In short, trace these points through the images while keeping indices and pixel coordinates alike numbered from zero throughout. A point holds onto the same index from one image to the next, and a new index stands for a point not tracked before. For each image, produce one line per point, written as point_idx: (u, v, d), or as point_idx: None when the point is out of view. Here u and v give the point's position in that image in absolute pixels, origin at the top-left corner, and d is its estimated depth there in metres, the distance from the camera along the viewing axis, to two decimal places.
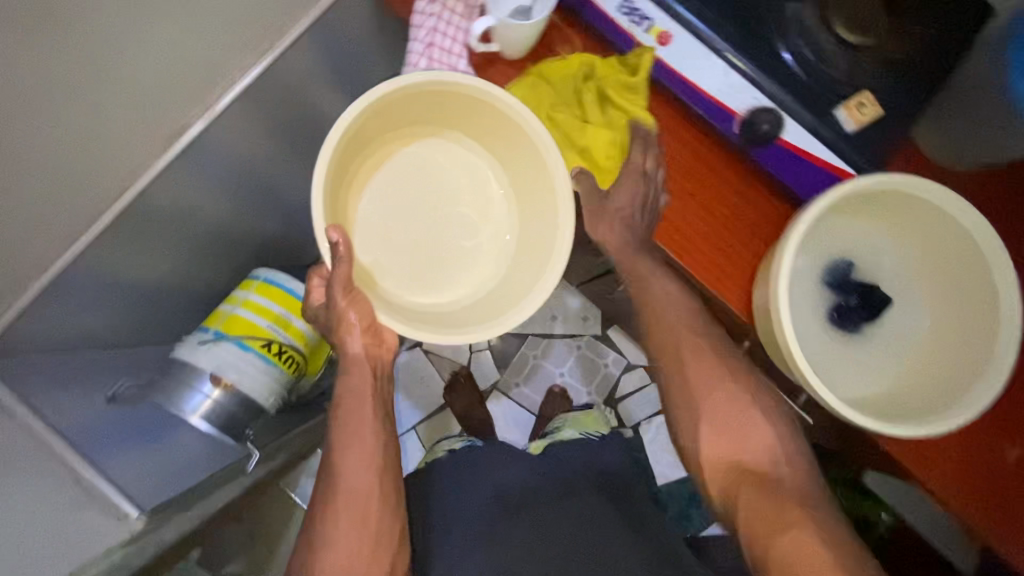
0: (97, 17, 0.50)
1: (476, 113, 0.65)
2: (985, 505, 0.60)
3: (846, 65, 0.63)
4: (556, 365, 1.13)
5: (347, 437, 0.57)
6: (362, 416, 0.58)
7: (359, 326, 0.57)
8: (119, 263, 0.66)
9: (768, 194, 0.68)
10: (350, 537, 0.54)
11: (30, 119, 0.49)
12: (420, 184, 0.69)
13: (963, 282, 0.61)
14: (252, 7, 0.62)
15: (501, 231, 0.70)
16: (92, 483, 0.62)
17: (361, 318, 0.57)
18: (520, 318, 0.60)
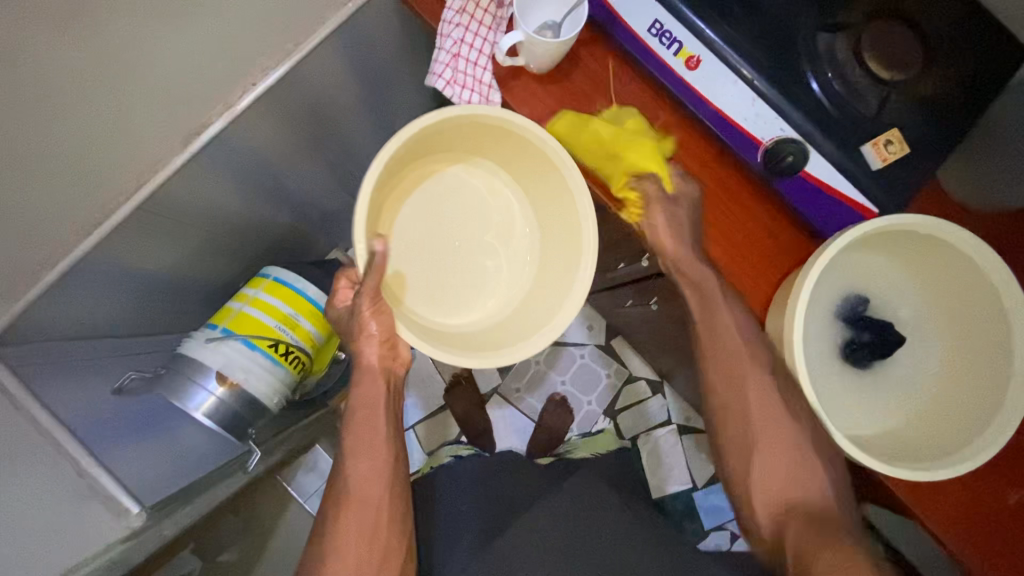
0: (127, 24, 0.52)
1: (512, 148, 0.68)
2: (971, 537, 0.70)
3: (876, 100, 0.63)
4: (559, 375, 1.28)
5: (361, 444, 0.66)
6: (376, 419, 0.67)
7: (378, 335, 0.64)
8: (131, 252, 0.70)
9: (789, 225, 0.68)
10: (361, 525, 0.64)
11: (14, 107, 0.49)
12: (449, 205, 0.73)
13: (971, 326, 0.63)
14: (271, 10, 0.63)
15: (523, 255, 0.75)
16: (95, 477, 0.62)
17: (382, 328, 0.64)
18: (533, 349, 0.66)
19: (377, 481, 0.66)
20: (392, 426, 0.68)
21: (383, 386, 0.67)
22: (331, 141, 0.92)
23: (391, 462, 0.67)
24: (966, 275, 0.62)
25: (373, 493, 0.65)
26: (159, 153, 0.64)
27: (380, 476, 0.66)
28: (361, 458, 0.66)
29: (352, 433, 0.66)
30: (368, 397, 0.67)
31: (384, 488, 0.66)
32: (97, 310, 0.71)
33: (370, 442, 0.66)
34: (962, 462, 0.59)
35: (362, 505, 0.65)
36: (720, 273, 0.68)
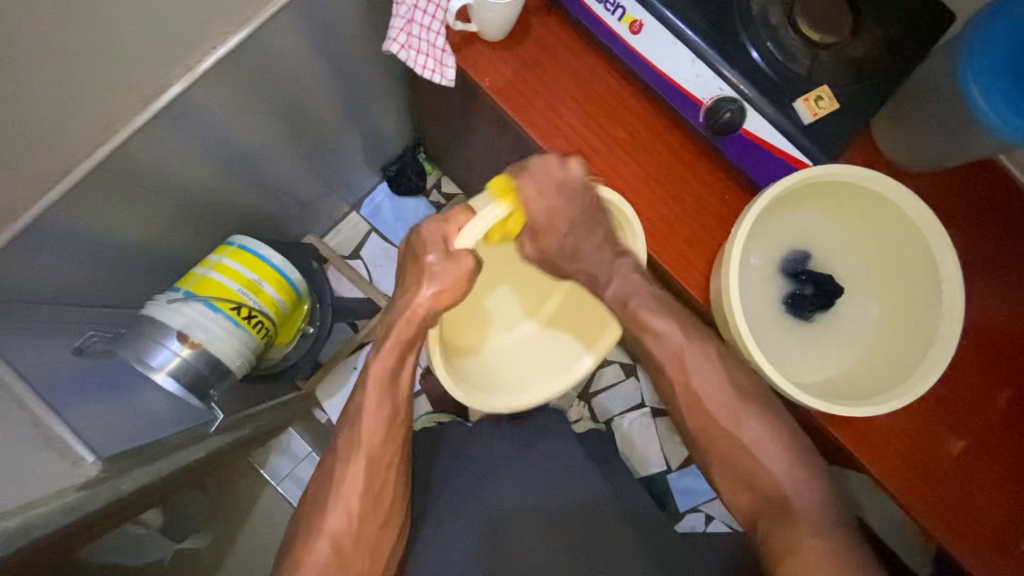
0: None
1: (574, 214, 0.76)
2: (914, 484, 0.71)
3: (808, 61, 0.66)
4: None
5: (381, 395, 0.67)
6: (399, 376, 0.69)
7: (441, 294, 0.66)
8: (92, 214, 0.72)
9: (731, 183, 0.72)
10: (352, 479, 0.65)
11: None
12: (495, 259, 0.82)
13: (907, 275, 0.67)
14: None
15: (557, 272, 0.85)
16: (48, 425, 0.62)
17: (451, 287, 0.66)
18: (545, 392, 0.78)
19: (393, 446, 0.67)
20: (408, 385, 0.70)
21: (410, 355, 0.69)
22: (300, 121, 0.94)
23: (401, 428, 0.69)
24: (898, 228, 0.66)
25: (382, 451, 0.66)
26: (121, 112, 0.66)
27: (391, 440, 0.67)
28: (381, 414, 0.67)
29: (377, 390, 0.67)
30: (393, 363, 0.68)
31: (393, 454, 0.67)
32: (60, 273, 0.73)
33: (392, 401, 0.67)
34: (894, 399, 0.61)
35: (370, 471, 0.66)
36: (667, 230, 0.71)
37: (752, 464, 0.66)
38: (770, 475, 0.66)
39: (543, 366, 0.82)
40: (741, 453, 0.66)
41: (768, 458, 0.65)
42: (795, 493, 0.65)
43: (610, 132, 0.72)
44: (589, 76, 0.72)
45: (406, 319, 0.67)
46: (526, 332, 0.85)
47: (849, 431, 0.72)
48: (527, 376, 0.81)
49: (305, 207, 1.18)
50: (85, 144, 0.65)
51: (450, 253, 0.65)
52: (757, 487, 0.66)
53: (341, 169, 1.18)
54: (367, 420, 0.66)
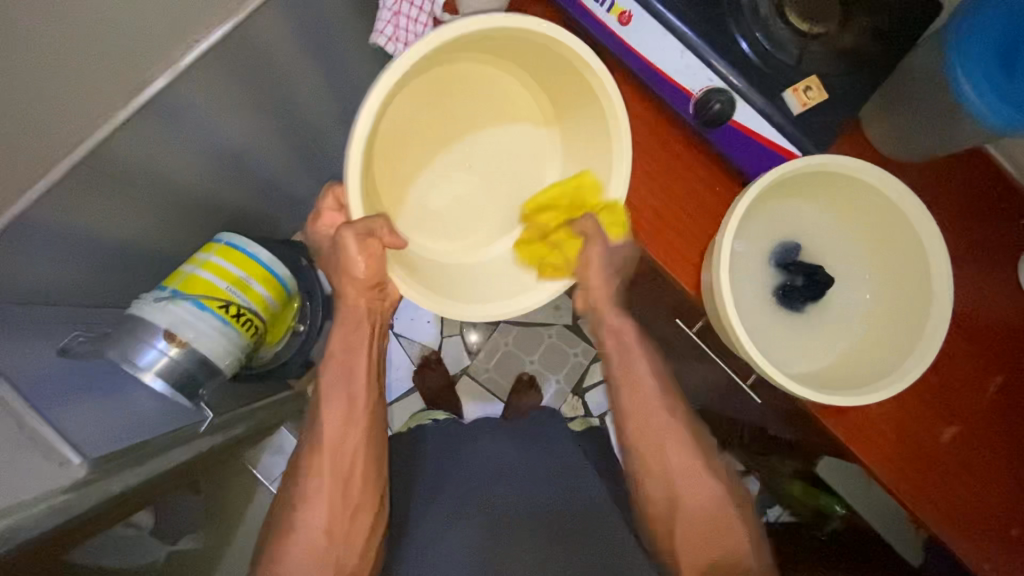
0: None
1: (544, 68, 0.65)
2: (906, 473, 0.72)
3: (797, 51, 0.66)
4: (526, 355, 1.29)
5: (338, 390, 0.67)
6: (353, 360, 0.68)
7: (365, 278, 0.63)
8: (75, 212, 0.71)
9: (721, 174, 0.71)
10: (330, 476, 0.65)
11: None
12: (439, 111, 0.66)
13: (899, 265, 0.67)
14: None
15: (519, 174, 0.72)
16: (36, 428, 0.60)
17: (367, 274, 0.63)
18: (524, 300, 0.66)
19: (355, 429, 0.67)
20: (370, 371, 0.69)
21: (367, 335, 0.69)
22: (288, 116, 0.93)
23: (367, 409, 0.68)
24: (887, 217, 0.66)
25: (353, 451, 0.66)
26: (103, 107, 0.65)
27: (350, 425, 0.67)
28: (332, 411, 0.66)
29: (331, 380, 0.67)
30: (345, 348, 0.68)
31: (355, 441, 0.67)
32: (46, 273, 0.72)
33: (346, 388, 0.67)
34: (885, 387, 0.62)
35: (332, 455, 0.66)
36: (657, 222, 0.71)
37: (703, 497, 0.66)
38: (722, 534, 0.65)
39: (497, 284, 0.69)
40: (699, 495, 0.66)
41: (712, 499, 0.66)
42: (741, 553, 0.65)
43: None
44: None
45: (347, 311, 0.67)
46: (501, 247, 0.72)
47: (840, 421, 0.72)
48: (474, 290, 0.67)
49: (295, 204, 1.17)
50: (66, 140, 0.63)
51: (342, 244, 0.61)
52: (714, 520, 0.65)
53: (331, 165, 1.17)
54: (324, 413, 0.67)
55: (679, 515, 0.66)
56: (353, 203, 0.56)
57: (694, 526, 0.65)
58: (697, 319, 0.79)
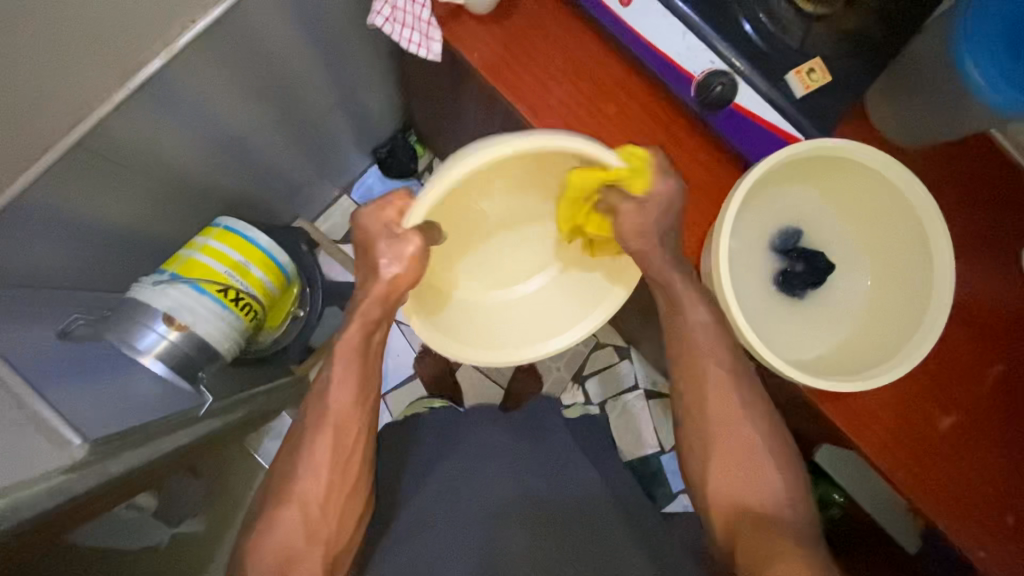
0: None
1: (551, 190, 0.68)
2: (903, 461, 0.72)
3: (801, 32, 0.65)
4: None
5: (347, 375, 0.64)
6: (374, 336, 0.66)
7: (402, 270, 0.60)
8: (72, 194, 0.70)
9: (723, 159, 0.70)
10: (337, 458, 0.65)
11: None
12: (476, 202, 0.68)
13: (901, 251, 0.66)
14: None
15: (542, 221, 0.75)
16: (36, 408, 0.60)
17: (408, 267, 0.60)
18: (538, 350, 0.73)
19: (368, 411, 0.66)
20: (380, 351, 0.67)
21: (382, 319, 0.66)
22: (287, 101, 0.92)
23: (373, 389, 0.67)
24: (890, 202, 0.65)
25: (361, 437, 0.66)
26: (99, 87, 0.64)
27: (362, 403, 0.65)
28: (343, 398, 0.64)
29: (342, 358, 0.64)
30: (359, 333, 0.64)
31: (363, 418, 0.65)
32: (45, 255, 0.73)
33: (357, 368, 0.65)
34: (885, 372, 0.61)
35: (338, 433, 0.64)
36: None
37: (736, 457, 0.63)
38: (752, 486, 0.62)
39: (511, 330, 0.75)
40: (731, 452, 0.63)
41: (748, 449, 0.63)
42: (779, 501, 0.61)
43: (600, 107, 0.71)
44: (579, 48, 0.71)
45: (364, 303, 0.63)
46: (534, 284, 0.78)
47: (839, 408, 0.72)
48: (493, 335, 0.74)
49: (294, 189, 1.16)
50: (62, 119, 0.63)
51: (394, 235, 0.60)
52: (747, 474, 0.62)
53: (330, 151, 1.16)
54: (332, 394, 0.64)
55: (715, 479, 0.63)
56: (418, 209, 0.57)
57: (740, 502, 0.62)
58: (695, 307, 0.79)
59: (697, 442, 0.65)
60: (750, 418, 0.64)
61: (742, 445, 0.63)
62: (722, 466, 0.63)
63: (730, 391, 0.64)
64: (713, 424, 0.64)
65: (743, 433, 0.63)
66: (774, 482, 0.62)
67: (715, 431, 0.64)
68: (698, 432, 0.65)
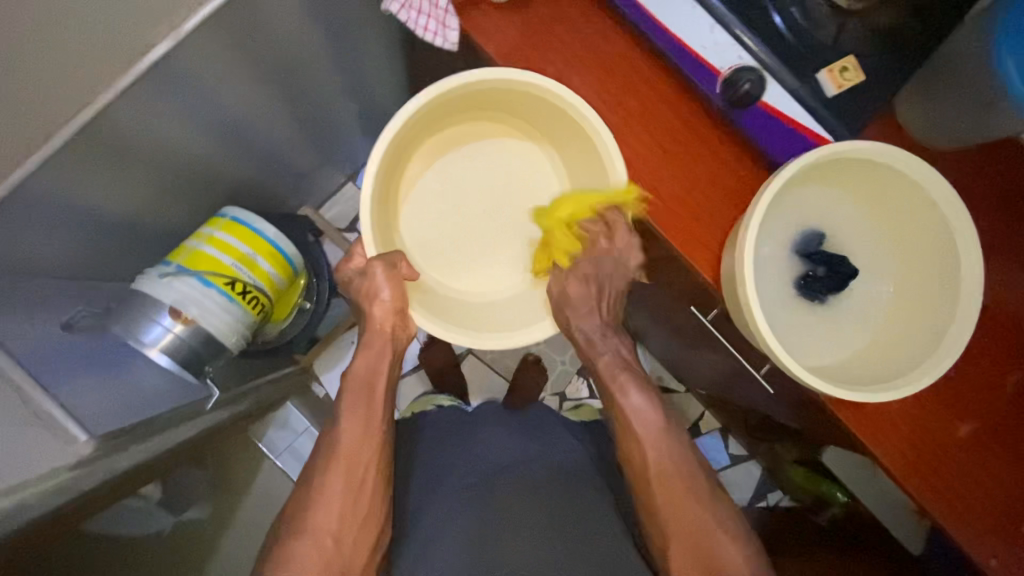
0: None
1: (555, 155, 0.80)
2: (919, 468, 0.71)
3: (834, 28, 0.62)
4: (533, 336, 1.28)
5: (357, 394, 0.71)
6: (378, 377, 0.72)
7: (392, 300, 0.72)
8: (74, 183, 0.68)
9: (746, 158, 0.68)
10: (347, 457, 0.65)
11: None
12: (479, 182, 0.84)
13: (926, 258, 0.65)
14: None
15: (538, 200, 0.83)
16: (40, 404, 0.60)
17: (394, 295, 0.72)
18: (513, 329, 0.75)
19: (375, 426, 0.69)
20: (389, 390, 0.73)
21: (388, 358, 0.73)
22: (294, 87, 0.90)
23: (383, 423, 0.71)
24: (917, 207, 0.63)
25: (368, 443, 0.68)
26: (102, 73, 0.62)
27: (370, 435, 0.69)
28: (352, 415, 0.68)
29: (351, 391, 0.71)
30: (369, 369, 0.72)
31: (374, 448, 0.69)
32: (49, 245, 0.71)
33: (367, 399, 0.71)
34: (907, 384, 0.60)
35: (350, 468, 0.66)
36: (677, 206, 0.68)
37: (695, 528, 0.63)
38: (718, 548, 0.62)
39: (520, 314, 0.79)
40: (682, 512, 0.63)
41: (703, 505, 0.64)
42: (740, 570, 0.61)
43: (619, 102, 0.69)
44: (600, 40, 0.68)
45: (369, 336, 0.73)
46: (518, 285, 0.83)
47: (857, 416, 0.71)
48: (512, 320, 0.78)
49: (299, 176, 1.14)
50: (66, 107, 0.61)
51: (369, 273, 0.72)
52: (704, 543, 0.62)
53: (336, 138, 1.13)
54: (343, 430, 0.68)
55: (675, 549, 0.63)
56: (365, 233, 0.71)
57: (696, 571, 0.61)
58: (712, 308, 0.78)
59: (654, 517, 0.65)
60: (701, 493, 0.65)
61: (699, 518, 0.63)
62: (678, 542, 0.63)
63: (675, 457, 0.66)
64: (663, 496, 0.65)
65: (696, 505, 0.64)
66: (735, 551, 0.62)
67: (668, 503, 0.64)
68: (649, 505, 0.65)
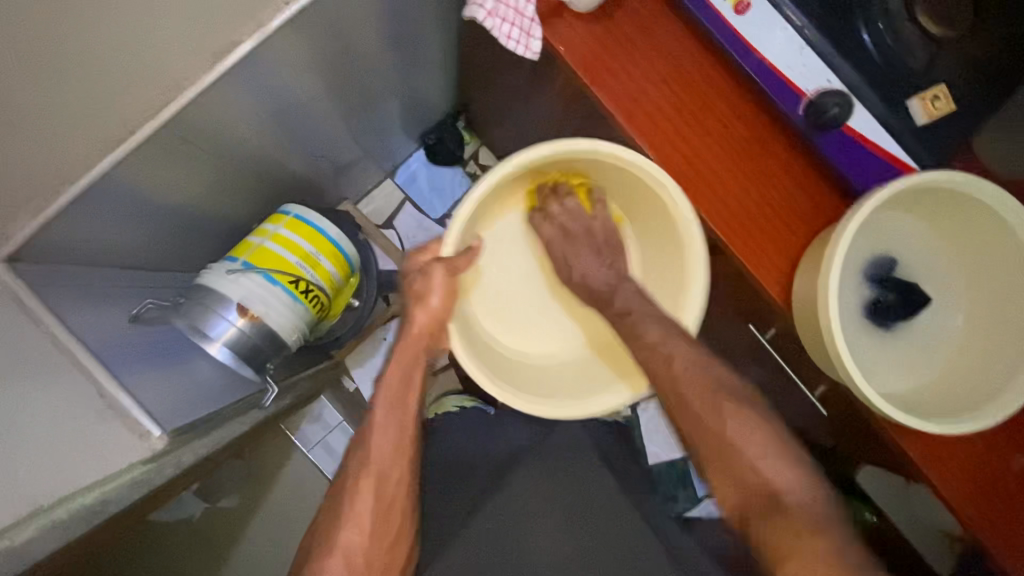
0: None
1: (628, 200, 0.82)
2: (976, 501, 0.70)
3: (925, 56, 0.62)
4: None
5: (392, 399, 0.69)
6: (409, 390, 0.71)
7: (435, 308, 0.73)
8: (151, 174, 0.68)
9: (822, 182, 0.68)
10: (384, 465, 0.66)
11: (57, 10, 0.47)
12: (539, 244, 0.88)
13: (998, 289, 0.65)
14: None
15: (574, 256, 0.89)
16: (116, 399, 0.60)
17: (441, 303, 0.73)
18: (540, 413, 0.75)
19: (401, 453, 0.67)
20: (420, 404, 0.72)
21: (419, 373, 0.72)
22: (354, 83, 0.89)
23: (414, 440, 0.69)
24: (999, 241, 0.63)
25: (392, 464, 0.66)
26: (187, 69, 0.61)
27: (402, 451, 0.67)
28: (386, 429, 0.67)
29: (382, 403, 0.69)
30: (400, 385, 0.70)
31: (404, 463, 0.67)
32: (116, 236, 0.71)
33: (399, 412, 0.69)
34: (981, 419, 0.60)
35: (378, 482, 0.65)
36: (751, 225, 0.67)
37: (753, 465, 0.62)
38: (755, 480, 0.61)
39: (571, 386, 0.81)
40: (734, 434, 0.63)
41: (739, 437, 0.62)
42: (796, 492, 0.60)
43: (698, 117, 0.68)
44: (680, 57, 0.68)
45: (407, 339, 0.73)
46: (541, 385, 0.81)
47: (919, 444, 0.70)
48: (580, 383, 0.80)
49: (343, 172, 1.13)
50: (150, 99, 0.61)
51: (427, 272, 0.73)
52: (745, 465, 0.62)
53: (383, 134, 1.12)
54: (374, 443, 0.67)
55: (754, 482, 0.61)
56: (453, 229, 0.75)
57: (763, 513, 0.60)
58: (773, 325, 0.78)
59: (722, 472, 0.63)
60: (758, 421, 0.63)
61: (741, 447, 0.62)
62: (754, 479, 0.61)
63: (710, 375, 0.65)
64: (720, 434, 0.63)
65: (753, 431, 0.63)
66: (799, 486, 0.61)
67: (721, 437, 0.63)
68: (709, 435, 0.63)
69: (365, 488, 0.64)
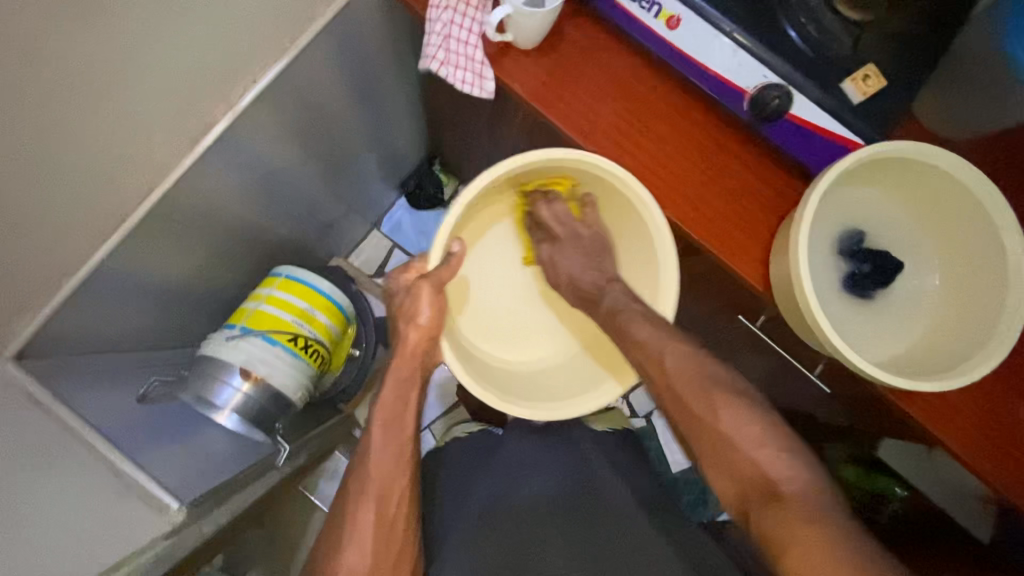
0: (148, 41, 0.55)
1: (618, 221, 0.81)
2: (988, 454, 0.71)
3: (850, 41, 0.66)
4: None
5: (393, 416, 0.69)
6: (406, 414, 0.70)
7: (426, 326, 0.72)
8: (144, 257, 0.72)
9: (777, 169, 0.71)
10: (387, 480, 0.66)
11: (47, 124, 0.51)
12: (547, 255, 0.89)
13: (966, 244, 0.67)
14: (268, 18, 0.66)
15: None
16: (132, 475, 0.62)
17: (431, 319, 0.72)
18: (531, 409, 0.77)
19: (402, 469, 0.67)
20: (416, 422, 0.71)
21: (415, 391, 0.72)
22: (328, 145, 0.93)
23: (413, 459, 0.69)
24: (956, 200, 0.66)
25: (392, 481, 0.67)
26: (168, 154, 0.65)
27: (402, 465, 0.67)
28: (387, 446, 0.67)
29: (385, 423, 0.68)
30: (397, 398, 0.70)
31: (405, 481, 0.67)
32: (117, 320, 0.73)
33: (394, 429, 0.68)
34: (971, 372, 0.61)
35: (386, 495, 0.66)
36: (718, 219, 0.70)
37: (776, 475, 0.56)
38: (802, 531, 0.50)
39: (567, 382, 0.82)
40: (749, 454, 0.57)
41: (762, 453, 0.57)
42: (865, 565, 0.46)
43: (651, 128, 0.72)
44: (626, 74, 0.72)
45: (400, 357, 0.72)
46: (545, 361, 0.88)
47: (924, 407, 0.71)
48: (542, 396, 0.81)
49: (329, 228, 1.16)
50: (138, 187, 0.65)
51: (412, 291, 0.72)
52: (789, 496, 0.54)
53: (363, 187, 1.16)
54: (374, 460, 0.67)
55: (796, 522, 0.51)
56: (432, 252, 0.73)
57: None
58: (762, 312, 0.80)
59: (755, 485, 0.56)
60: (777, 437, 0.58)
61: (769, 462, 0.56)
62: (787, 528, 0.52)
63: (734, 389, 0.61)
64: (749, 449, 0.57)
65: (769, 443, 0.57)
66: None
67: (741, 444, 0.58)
68: (727, 443, 0.58)
69: (365, 511, 0.65)
